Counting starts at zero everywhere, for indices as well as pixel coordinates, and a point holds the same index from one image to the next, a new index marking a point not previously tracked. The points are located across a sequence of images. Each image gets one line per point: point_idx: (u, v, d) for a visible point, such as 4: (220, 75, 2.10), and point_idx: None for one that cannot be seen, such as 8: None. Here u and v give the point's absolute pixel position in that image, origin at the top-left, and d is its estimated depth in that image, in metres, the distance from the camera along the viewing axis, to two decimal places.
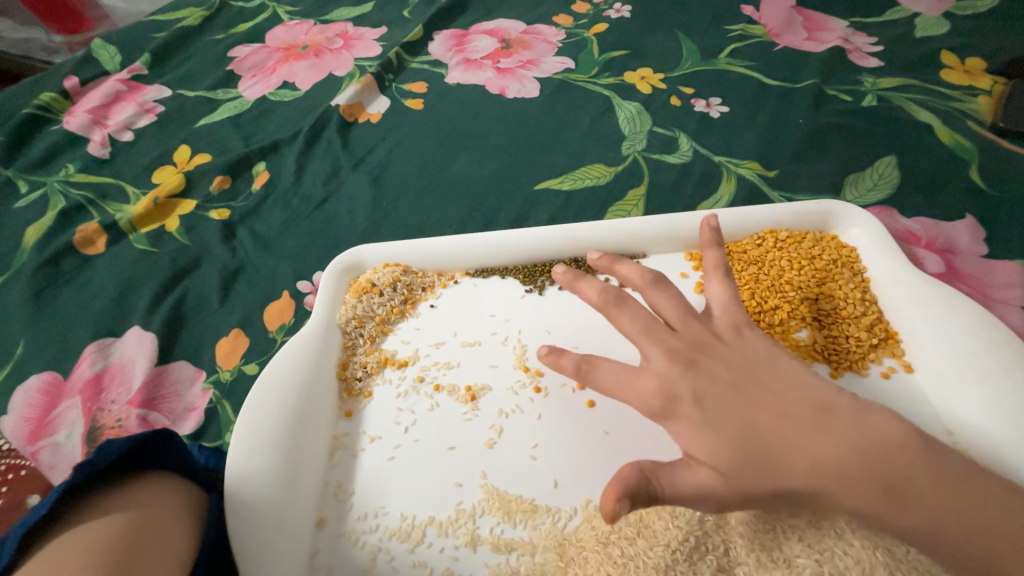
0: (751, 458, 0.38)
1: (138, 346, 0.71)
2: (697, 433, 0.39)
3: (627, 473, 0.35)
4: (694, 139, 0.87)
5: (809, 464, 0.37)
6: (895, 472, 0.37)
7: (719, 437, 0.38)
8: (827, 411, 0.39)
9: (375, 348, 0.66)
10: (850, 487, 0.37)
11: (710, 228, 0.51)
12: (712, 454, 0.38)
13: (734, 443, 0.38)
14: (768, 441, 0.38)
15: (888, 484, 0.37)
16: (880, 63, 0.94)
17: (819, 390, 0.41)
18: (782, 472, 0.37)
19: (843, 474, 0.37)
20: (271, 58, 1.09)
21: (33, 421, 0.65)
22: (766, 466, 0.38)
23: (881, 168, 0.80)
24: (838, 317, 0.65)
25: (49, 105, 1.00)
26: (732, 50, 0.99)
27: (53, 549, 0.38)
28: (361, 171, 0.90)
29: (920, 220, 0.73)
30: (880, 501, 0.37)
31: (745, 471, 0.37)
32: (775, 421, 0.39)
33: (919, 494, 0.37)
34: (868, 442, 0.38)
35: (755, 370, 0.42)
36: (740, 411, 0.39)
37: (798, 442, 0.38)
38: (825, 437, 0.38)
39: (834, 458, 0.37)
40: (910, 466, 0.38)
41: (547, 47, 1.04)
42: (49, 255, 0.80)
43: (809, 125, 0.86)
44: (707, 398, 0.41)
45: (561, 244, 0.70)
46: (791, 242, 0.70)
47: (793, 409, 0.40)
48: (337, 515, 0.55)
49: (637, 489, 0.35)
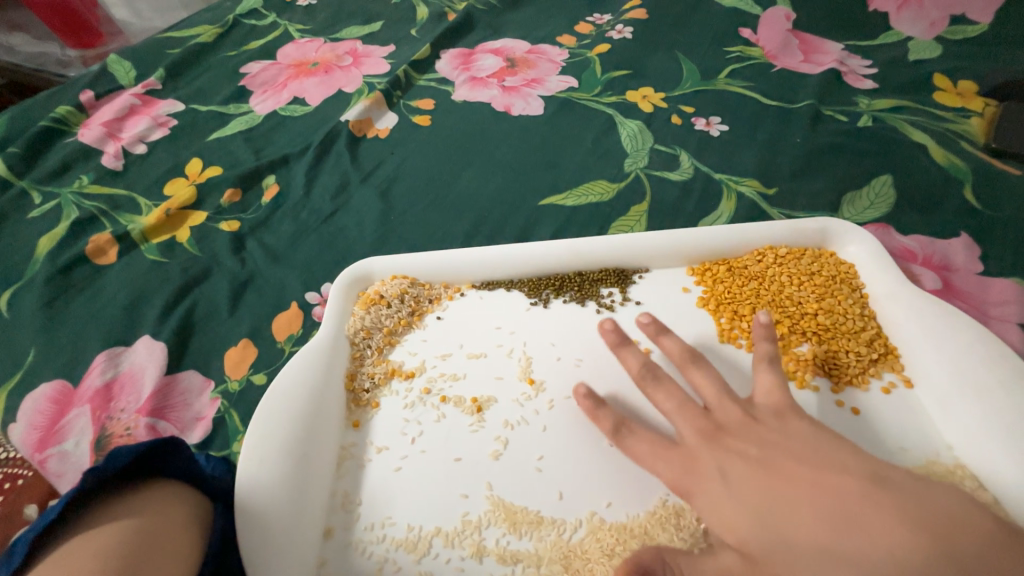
0: (780, 531, 0.42)
1: (147, 355, 0.72)
2: (717, 502, 0.46)
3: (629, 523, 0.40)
4: (695, 157, 0.89)
5: (869, 545, 0.39)
6: (971, 559, 0.38)
7: (742, 509, 0.44)
8: (874, 484, 0.43)
9: (382, 359, 0.67)
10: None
11: (763, 325, 0.60)
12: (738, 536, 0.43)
13: (761, 518, 0.43)
14: (799, 522, 0.42)
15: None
16: (875, 85, 0.97)
17: (864, 464, 0.45)
18: (833, 559, 0.39)
19: (910, 561, 0.37)
20: (282, 75, 1.12)
21: (42, 429, 0.66)
22: (812, 543, 0.40)
23: (877, 186, 0.82)
24: (838, 331, 0.65)
25: (65, 118, 1.03)
26: (732, 71, 1.02)
27: (56, 560, 0.38)
28: (369, 185, 0.92)
29: (916, 237, 0.75)
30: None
31: (777, 553, 0.40)
32: (820, 497, 0.43)
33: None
34: (931, 522, 0.39)
35: (798, 452, 0.47)
36: (768, 487, 0.45)
37: (853, 518, 0.41)
38: (883, 514, 0.40)
39: (896, 539, 0.38)
40: (981, 551, 0.38)
41: (551, 66, 1.07)
42: (61, 265, 0.81)
43: (807, 144, 0.88)
44: (730, 472, 0.48)
45: (567, 258, 0.72)
46: (791, 258, 0.71)
47: (843, 484, 0.43)
48: (344, 525, 0.56)
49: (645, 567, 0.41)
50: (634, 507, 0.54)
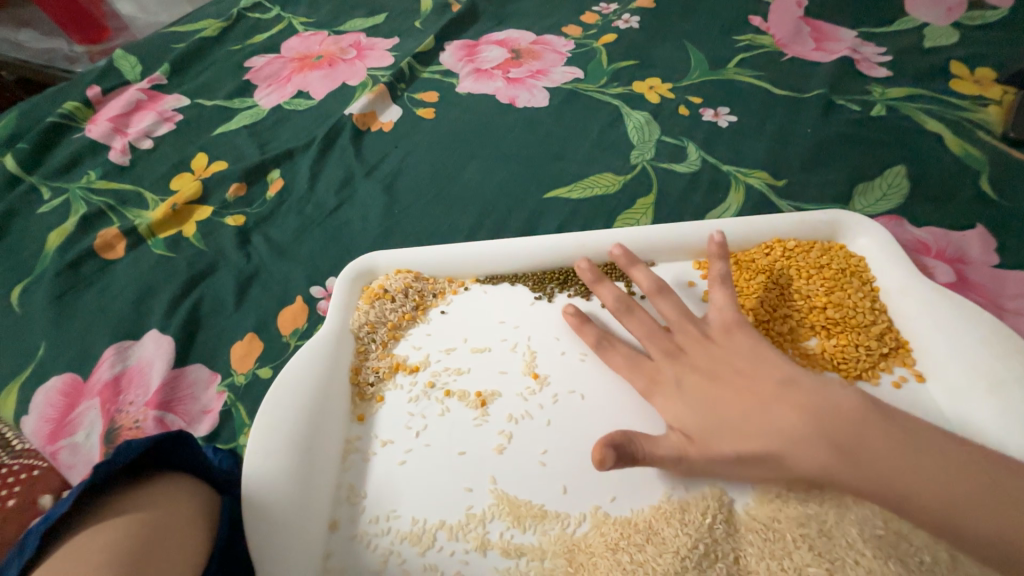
0: (714, 424, 0.51)
1: (155, 349, 0.72)
2: (672, 405, 0.54)
3: (614, 433, 0.46)
4: (702, 148, 0.88)
5: (769, 430, 0.49)
6: (847, 434, 0.46)
7: (687, 405, 0.53)
8: (791, 389, 0.50)
9: (387, 353, 0.67)
10: (804, 447, 0.47)
11: (717, 243, 0.62)
12: (679, 419, 0.53)
13: (696, 409, 0.53)
14: (726, 415, 0.51)
15: (840, 446, 0.46)
16: (889, 73, 0.94)
17: (789, 370, 0.52)
18: (741, 436, 0.49)
19: (797, 436, 0.47)
20: (286, 68, 1.12)
21: (54, 421, 0.67)
22: (726, 429, 0.50)
23: (890, 177, 0.80)
24: (849, 326, 0.64)
25: (73, 114, 1.03)
26: (741, 60, 1.00)
27: (66, 555, 0.39)
28: (373, 179, 0.91)
29: (930, 229, 0.73)
30: (831, 457, 0.46)
31: (707, 432, 0.51)
32: (744, 396, 0.51)
33: (874, 455, 0.45)
34: (822, 410, 0.48)
35: (740, 360, 0.55)
36: (709, 391, 0.53)
37: (760, 412, 0.50)
38: (783, 409, 0.49)
39: (789, 424, 0.48)
40: (863, 431, 0.46)
41: (556, 57, 1.05)
42: (70, 260, 0.82)
43: (818, 135, 0.87)
44: (686, 382, 0.55)
45: (571, 251, 0.71)
46: (801, 251, 0.70)
47: (760, 385, 0.52)
48: (349, 517, 0.56)
49: (621, 448, 0.45)
50: (639, 503, 0.54)
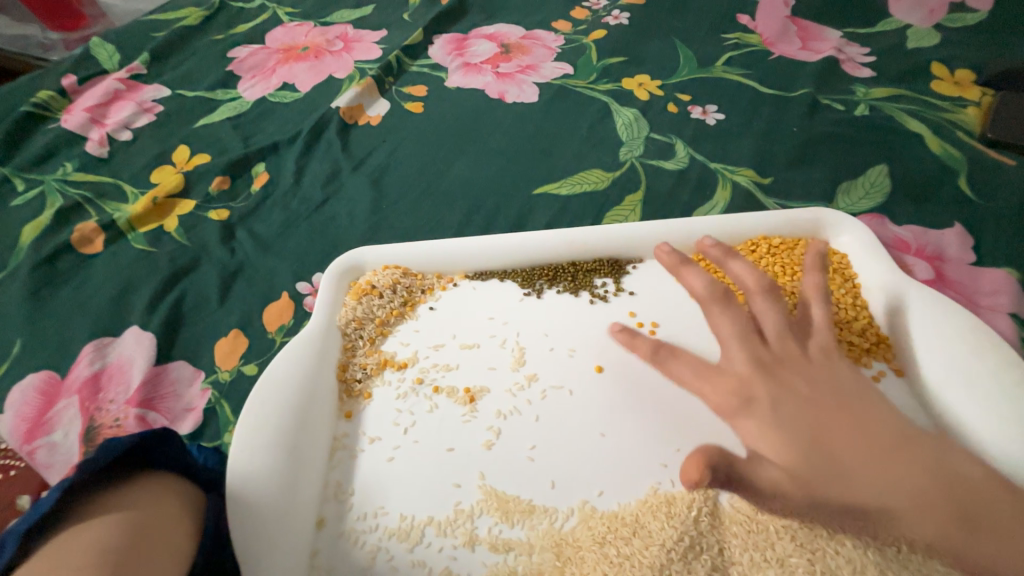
0: (824, 461, 0.42)
1: (136, 346, 0.71)
2: (767, 433, 0.44)
3: (709, 448, 0.39)
4: (690, 146, 0.88)
5: (889, 484, 0.41)
6: (970, 504, 0.42)
7: (791, 437, 0.43)
8: (896, 434, 0.44)
9: (374, 350, 0.67)
10: (921, 509, 0.41)
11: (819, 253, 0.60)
12: (784, 457, 0.42)
13: (809, 449, 0.42)
14: (836, 453, 0.42)
15: (962, 517, 0.41)
16: (873, 74, 0.96)
17: (896, 420, 0.45)
18: (852, 482, 0.41)
19: (921, 499, 0.41)
20: (271, 60, 1.09)
21: (29, 420, 0.65)
22: (852, 479, 0.41)
23: (873, 176, 0.81)
24: (830, 321, 0.66)
25: (47, 104, 1.00)
26: (729, 59, 1.01)
27: (51, 552, 0.37)
28: (361, 173, 0.90)
29: (911, 227, 0.75)
30: (948, 527, 0.40)
31: (821, 477, 0.41)
32: (861, 439, 0.43)
33: (987, 526, 0.41)
34: (945, 474, 0.42)
35: (844, 396, 0.46)
36: (818, 423, 0.44)
37: (873, 460, 0.42)
38: (907, 463, 0.42)
39: (912, 483, 0.41)
40: (978, 500, 0.42)
41: (546, 52, 1.05)
42: (46, 255, 0.80)
43: (803, 133, 0.88)
44: (781, 402, 0.46)
45: (559, 247, 0.72)
46: (785, 249, 0.71)
47: (879, 430, 0.44)
48: (336, 515, 0.56)
49: (719, 465, 0.38)
50: (626, 496, 0.54)
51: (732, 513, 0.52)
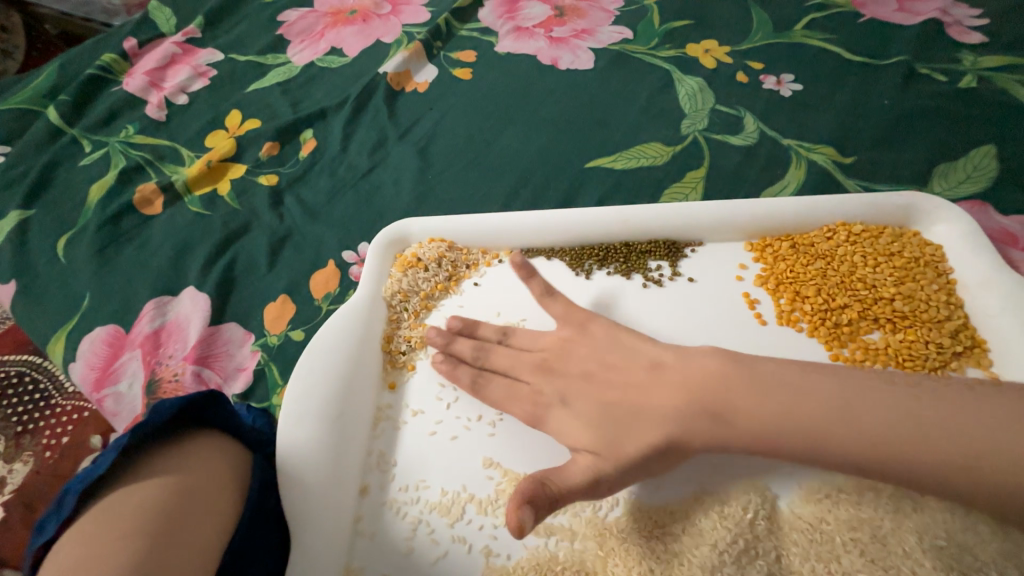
0: (618, 427, 0.48)
1: (192, 306, 0.73)
2: (569, 426, 0.51)
3: (523, 488, 0.43)
4: (761, 119, 0.81)
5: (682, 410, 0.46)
6: (726, 402, 0.45)
7: (586, 424, 0.50)
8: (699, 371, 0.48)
9: (419, 323, 0.66)
10: (687, 422, 0.46)
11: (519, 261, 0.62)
12: (587, 441, 0.48)
13: (601, 425, 0.49)
14: (643, 404, 0.48)
15: (716, 414, 0.45)
16: (984, 39, 0.83)
17: (656, 353, 0.52)
18: (634, 423, 0.48)
19: (675, 415, 0.46)
20: (320, 24, 1.07)
21: (98, 369, 0.69)
22: (635, 421, 0.48)
23: (976, 158, 0.72)
24: (917, 320, 0.59)
25: (110, 67, 1.03)
26: (811, 22, 0.90)
27: (103, 512, 0.40)
28: (406, 142, 0.88)
29: (1019, 219, 0.66)
30: (707, 425, 0.45)
31: (614, 438, 0.47)
32: (636, 389, 0.50)
33: (800, 419, 0.43)
34: (701, 383, 0.47)
35: (635, 359, 0.53)
36: (597, 400, 0.51)
37: (652, 400, 0.48)
38: (665, 391, 0.48)
39: (667, 401, 0.47)
40: (730, 392, 0.45)
41: (604, 15, 0.98)
42: (111, 214, 0.83)
43: (894, 107, 0.78)
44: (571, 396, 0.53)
45: (612, 226, 0.67)
46: (867, 237, 0.64)
47: (654, 386, 0.49)
48: (380, 484, 0.56)
49: (535, 496, 0.42)
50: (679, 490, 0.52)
51: (793, 519, 0.49)
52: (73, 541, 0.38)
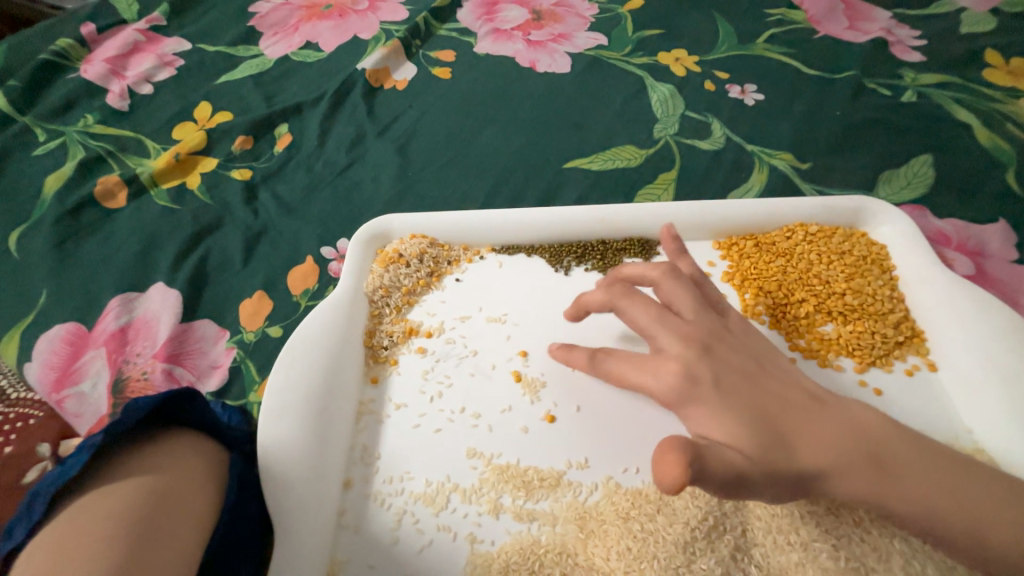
0: (774, 438, 0.39)
1: (161, 302, 0.71)
2: (717, 416, 0.40)
3: (676, 440, 0.33)
4: (727, 126, 0.85)
5: (812, 444, 0.40)
6: (884, 452, 0.41)
7: (744, 421, 0.39)
8: (822, 402, 0.43)
9: (400, 318, 0.66)
10: (845, 466, 0.40)
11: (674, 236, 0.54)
12: (735, 437, 0.38)
13: (757, 427, 0.39)
14: (794, 428, 0.41)
15: (873, 461, 0.41)
16: (923, 58, 0.91)
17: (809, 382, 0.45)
18: (796, 448, 0.40)
19: (842, 457, 0.40)
20: (294, 17, 1.06)
21: (58, 369, 0.66)
22: (796, 444, 0.40)
23: (916, 166, 0.79)
24: (866, 312, 0.64)
25: (66, 52, 0.98)
26: (771, 36, 0.96)
27: (75, 517, 0.38)
28: (386, 139, 0.88)
29: (952, 221, 0.73)
30: (868, 475, 0.40)
31: (772, 450, 0.39)
32: (793, 406, 0.42)
33: (903, 466, 0.41)
34: (855, 424, 0.42)
35: (764, 361, 0.45)
36: (755, 398, 0.41)
37: (804, 426, 0.41)
38: (826, 422, 0.41)
39: (832, 437, 0.41)
40: (890, 441, 0.42)
41: (579, 21, 1.01)
42: (70, 207, 0.79)
43: (846, 118, 0.85)
44: (724, 382, 0.42)
45: (590, 224, 0.70)
46: (822, 236, 0.69)
47: (794, 396, 0.43)
48: (363, 477, 0.57)
49: (690, 455, 0.33)
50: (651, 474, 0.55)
51: None
52: (45, 546, 0.37)
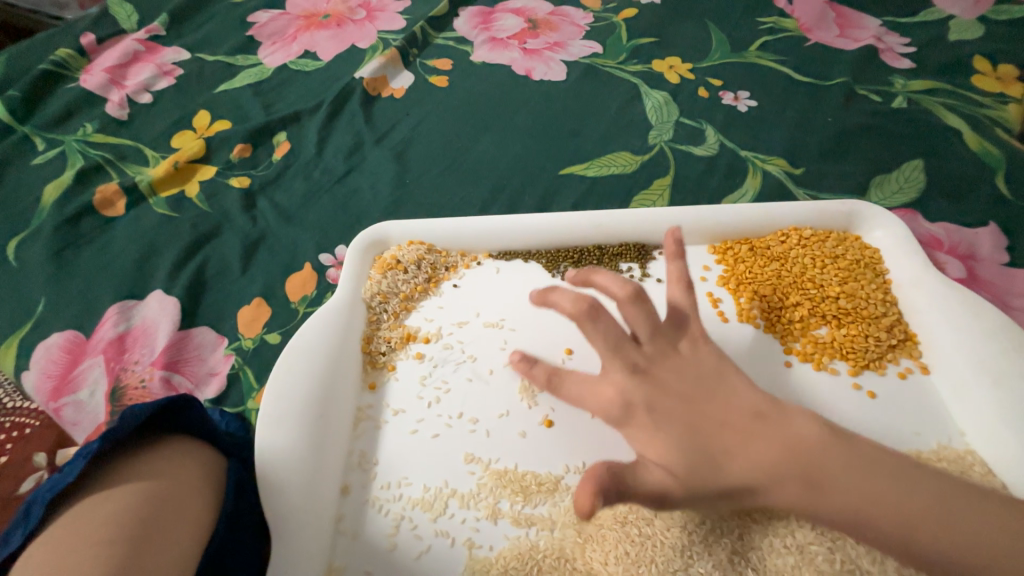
0: (701, 459, 0.39)
1: (160, 310, 0.71)
2: (649, 438, 0.40)
3: (598, 471, 0.35)
4: (721, 132, 0.87)
5: (738, 460, 0.39)
6: (819, 463, 0.38)
7: (674, 438, 0.39)
8: (760, 419, 0.40)
9: (398, 324, 0.67)
10: (774, 481, 0.38)
11: (676, 239, 0.48)
12: (666, 457, 0.39)
13: (681, 442, 0.39)
14: (722, 444, 0.39)
15: (809, 476, 0.38)
16: (912, 65, 0.93)
17: (755, 398, 0.42)
18: (721, 466, 0.39)
19: (770, 472, 0.38)
20: (292, 26, 1.07)
21: (56, 378, 0.66)
22: (723, 457, 0.39)
23: (907, 171, 0.80)
24: (859, 316, 0.65)
25: (66, 62, 0.98)
26: (763, 44, 0.98)
27: (73, 521, 0.39)
28: (383, 146, 0.89)
29: (943, 225, 0.74)
30: (800, 489, 0.38)
31: (695, 471, 0.38)
32: (723, 421, 0.40)
33: (846, 482, 0.38)
34: (788, 439, 0.39)
35: (709, 385, 0.42)
36: (687, 420, 0.40)
37: (731, 442, 0.40)
38: (754, 440, 0.39)
39: (762, 454, 0.39)
40: (825, 455, 0.39)
41: (575, 30, 1.02)
42: (69, 215, 0.80)
43: (837, 124, 0.86)
44: (659, 407, 0.41)
45: (586, 230, 0.71)
46: (816, 241, 0.70)
47: (731, 416, 0.41)
48: (361, 484, 0.57)
49: (611, 486, 0.35)
50: None
51: None
52: (40, 552, 0.37)
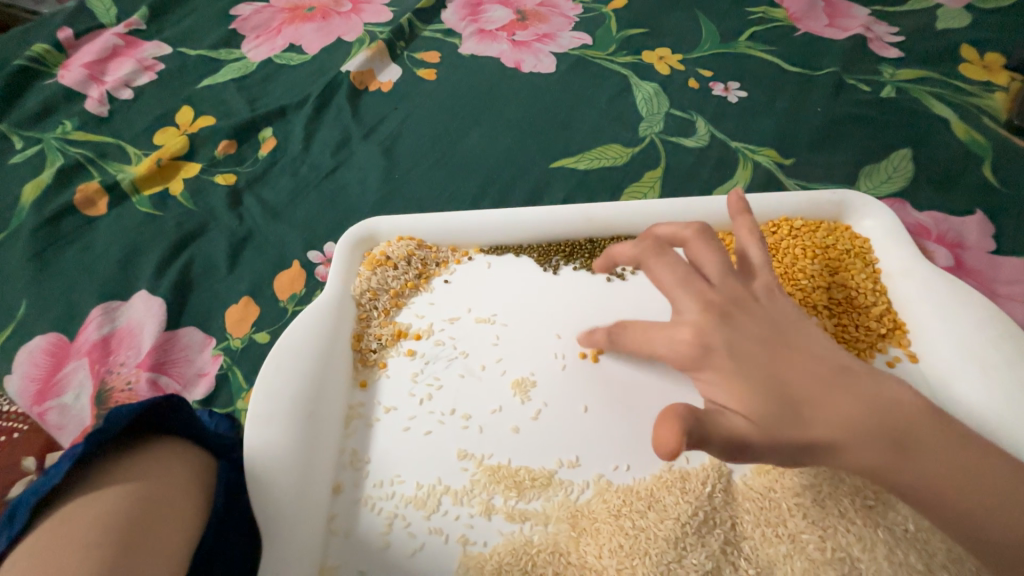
0: (782, 415, 0.35)
1: (145, 310, 0.70)
2: (728, 381, 0.37)
3: (677, 411, 0.33)
4: (712, 123, 0.86)
5: (827, 416, 0.35)
6: (909, 430, 0.36)
7: (751, 384, 0.36)
8: (850, 373, 0.37)
9: (389, 321, 0.66)
10: (865, 441, 0.35)
11: (740, 197, 0.48)
12: (745, 403, 0.36)
13: (763, 391, 0.36)
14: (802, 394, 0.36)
15: (896, 439, 0.35)
16: (901, 54, 0.93)
17: (837, 352, 0.39)
18: (805, 422, 0.36)
19: (858, 430, 0.35)
20: (276, 19, 1.05)
21: (39, 381, 0.65)
22: (808, 407, 0.36)
23: (896, 160, 0.80)
24: (849, 305, 0.65)
25: (42, 58, 0.96)
26: (753, 34, 0.97)
27: (59, 525, 0.37)
28: (371, 141, 0.88)
29: (932, 214, 0.74)
30: (890, 455, 0.35)
31: (775, 421, 0.35)
32: (809, 366, 0.37)
33: (932, 447, 0.36)
34: (881, 400, 0.36)
35: (785, 331, 0.39)
36: (768, 365, 0.37)
37: (813, 395, 0.36)
38: (842, 395, 0.36)
39: (851, 414, 0.36)
40: (918, 421, 0.36)
41: (564, 21, 1.01)
42: (49, 215, 0.78)
43: (827, 114, 0.86)
44: (739, 348, 0.38)
45: (577, 223, 0.70)
46: (806, 231, 0.70)
47: (817, 362, 0.37)
48: (353, 482, 0.56)
49: (688, 426, 0.33)
50: (641, 471, 0.55)
51: (745, 490, 0.53)
52: (25, 556, 0.36)
